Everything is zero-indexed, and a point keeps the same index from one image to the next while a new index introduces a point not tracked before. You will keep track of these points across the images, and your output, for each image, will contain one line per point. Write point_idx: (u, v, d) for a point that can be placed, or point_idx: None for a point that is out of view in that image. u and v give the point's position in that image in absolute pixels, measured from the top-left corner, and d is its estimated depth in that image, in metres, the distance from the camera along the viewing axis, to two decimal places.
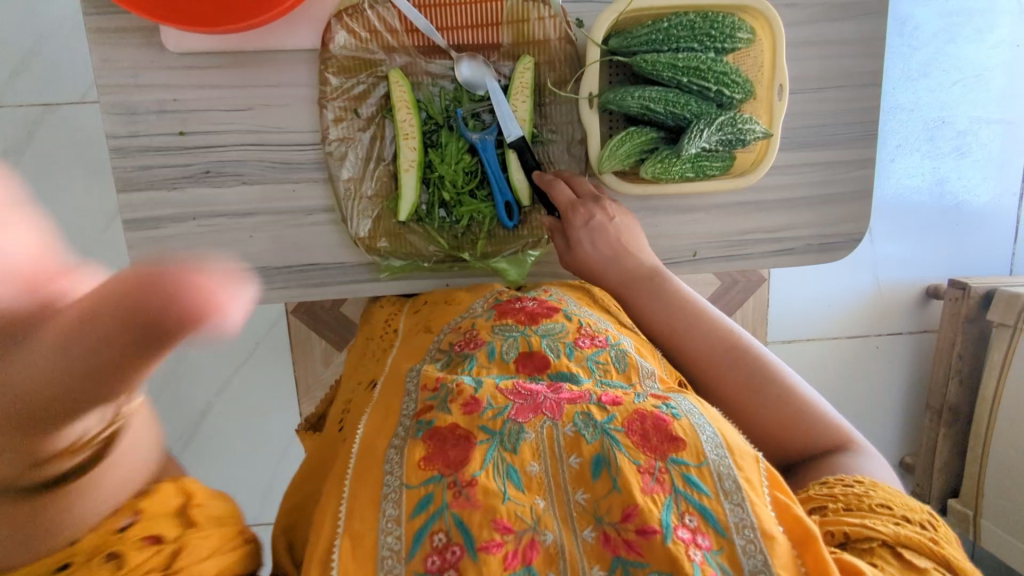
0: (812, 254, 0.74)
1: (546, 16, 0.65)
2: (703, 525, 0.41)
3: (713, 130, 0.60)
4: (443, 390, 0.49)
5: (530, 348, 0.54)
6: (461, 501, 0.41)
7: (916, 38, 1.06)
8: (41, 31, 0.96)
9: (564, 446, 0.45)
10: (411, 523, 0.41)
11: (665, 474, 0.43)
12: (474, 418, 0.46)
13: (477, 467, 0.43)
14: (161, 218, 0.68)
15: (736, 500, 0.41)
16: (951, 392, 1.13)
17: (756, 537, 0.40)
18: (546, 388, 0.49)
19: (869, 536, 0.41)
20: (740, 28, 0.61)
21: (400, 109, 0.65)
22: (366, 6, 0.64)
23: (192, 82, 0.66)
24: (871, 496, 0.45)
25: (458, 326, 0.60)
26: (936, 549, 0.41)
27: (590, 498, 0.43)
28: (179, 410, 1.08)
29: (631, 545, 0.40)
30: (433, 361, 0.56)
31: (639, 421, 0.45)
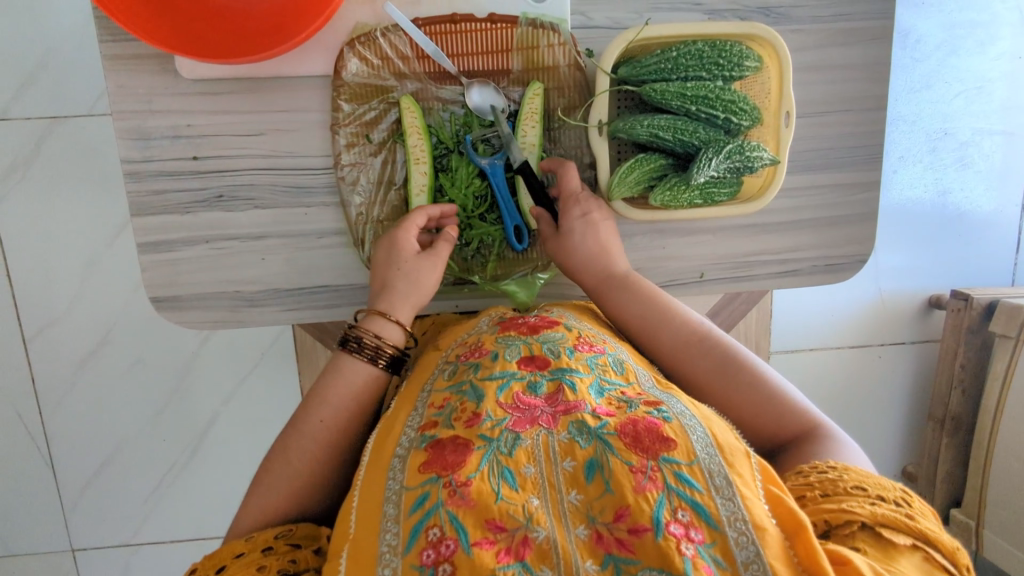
0: (817, 274, 0.75)
1: (556, 43, 0.65)
2: (696, 520, 0.40)
3: (721, 159, 0.61)
4: (448, 407, 0.50)
5: (530, 353, 0.55)
6: (454, 500, 0.42)
7: (919, 51, 1.07)
8: (49, 44, 0.96)
9: (559, 452, 0.45)
10: (408, 519, 0.43)
11: (658, 472, 0.42)
12: (474, 428, 0.47)
13: (473, 469, 0.44)
14: (175, 241, 0.69)
15: (728, 495, 0.41)
16: (954, 402, 1.14)
17: (748, 530, 0.40)
18: (543, 399, 0.50)
19: (848, 519, 0.42)
20: (747, 57, 0.62)
21: (410, 134, 0.66)
22: (378, 34, 0.64)
23: (205, 108, 0.67)
24: (846, 480, 0.45)
25: (463, 341, 0.60)
26: (911, 524, 0.42)
27: (583, 498, 0.42)
28: (186, 420, 1.09)
29: (623, 543, 0.40)
30: (439, 374, 0.57)
31: (632, 424, 0.45)
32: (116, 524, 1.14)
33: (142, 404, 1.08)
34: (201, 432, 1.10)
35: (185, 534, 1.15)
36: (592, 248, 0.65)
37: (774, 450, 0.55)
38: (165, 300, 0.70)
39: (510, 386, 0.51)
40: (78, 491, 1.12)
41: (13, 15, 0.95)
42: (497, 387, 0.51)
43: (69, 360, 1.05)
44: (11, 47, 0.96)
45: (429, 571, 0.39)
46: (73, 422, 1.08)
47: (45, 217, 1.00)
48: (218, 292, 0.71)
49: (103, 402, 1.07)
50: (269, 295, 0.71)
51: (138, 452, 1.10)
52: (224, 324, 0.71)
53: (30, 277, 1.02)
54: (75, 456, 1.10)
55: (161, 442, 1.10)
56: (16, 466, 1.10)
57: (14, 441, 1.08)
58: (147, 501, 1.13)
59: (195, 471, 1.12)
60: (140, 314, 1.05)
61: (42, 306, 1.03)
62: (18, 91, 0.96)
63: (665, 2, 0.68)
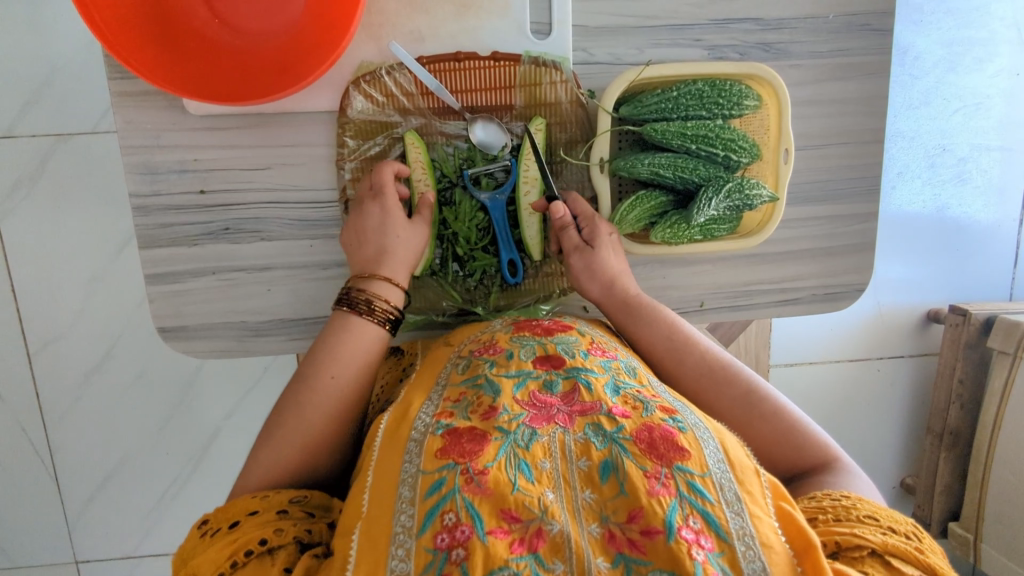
0: (816, 303, 0.76)
1: (558, 81, 0.67)
2: (706, 529, 0.41)
3: (721, 198, 0.62)
4: (463, 402, 0.52)
5: (545, 353, 0.56)
6: (471, 487, 0.43)
7: (917, 67, 1.08)
8: (52, 63, 0.96)
9: (575, 451, 0.46)
10: (424, 503, 0.43)
11: (671, 479, 0.43)
12: (491, 422, 0.48)
13: (490, 459, 0.45)
14: (181, 273, 0.70)
15: (738, 510, 0.42)
16: (952, 416, 1.15)
17: (756, 545, 0.41)
18: (559, 398, 0.51)
19: (859, 545, 0.43)
20: (746, 96, 0.63)
21: (414, 169, 0.67)
22: (383, 72, 0.66)
23: (211, 143, 0.68)
24: (859, 508, 0.46)
25: (477, 338, 0.62)
26: (921, 558, 0.43)
27: (596, 497, 0.44)
28: (189, 435, 1.11)
29: (635, 544, 0.41)
30: (453, 368, 0.58)
31: (647, 431, 0.46)
32: (119, 537, 1.15)
33: (146, 420, 1.09)
34: (205, 448, 1.11)
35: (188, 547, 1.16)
36: (610, 273, 0.64)
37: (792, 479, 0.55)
38: (172, 330, 0.71)
39: (526, 385, 0.53)
40: (81, 506, 1.13)
41: (16, 31, 0.94)
42: (513, 386, 0.52)
43: (75, 378, 1.06)
44: (14, 65, 0.96)
45: (442, 554, 0.40)
46: (77, 438, 1.09)
47: (49, 236, 1.01)
48: (224, 323, 0.71)
49: (108, 418, 1.09)
50: (275, 325, 0.72)
51: (142, 468, 1.11)
52: (230, 353, 0.72)
53: (33, 295, 1.03)
54: (79, 471, 1.11)
55: (165, 457, 1.11)
56: (20, 482, 1.11)
57: (18, 457, 1.09)
58: (150, 515, 1.14)
59: (198, 486, 1.13)
60: (145, 331, 1.06)
61: (47, 325, 1.04)
62: (25, 111, 0.97)
63: (666, 39, 0.68)
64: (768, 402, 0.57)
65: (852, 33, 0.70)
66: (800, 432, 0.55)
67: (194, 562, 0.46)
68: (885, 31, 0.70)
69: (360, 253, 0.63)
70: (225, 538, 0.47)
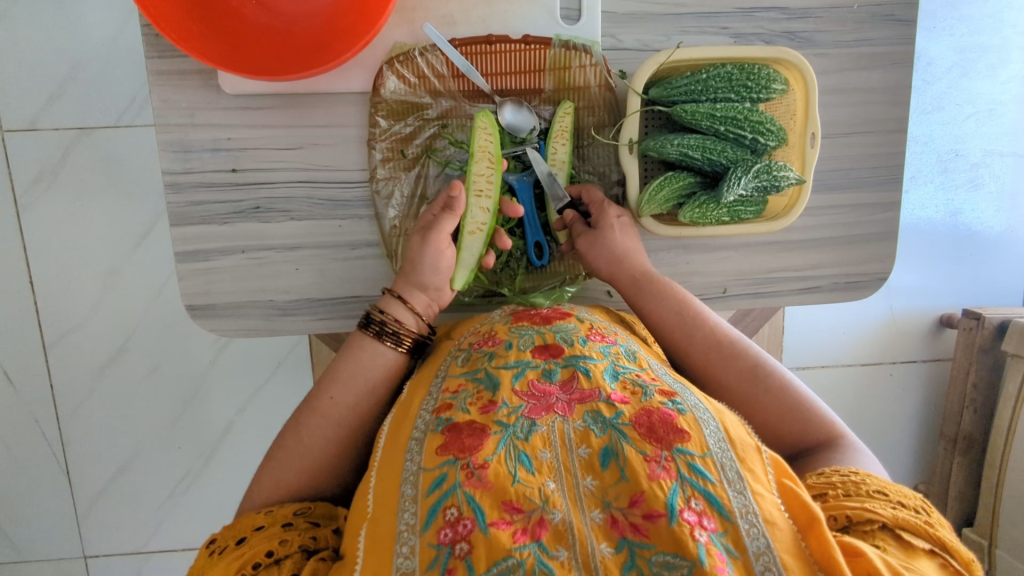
0: (838, 291, 0.76)
1: (587, 64, 0.68)
2: (708, 510, 0.41)
3: (750, 178, 0.63)
4: (462, 393, 0.52)
5: (544, 342, 0.56)
6: (472, 481, 0.43)
7: (930, 73, 1.08)
8: (78, 54, 0.97)
9: (575, 439, 0.46)
10: (426, 500, 0.44)
11: (672, 461, 0.43)
12: (490, 415, 0.48)
13: (490, 453, 0.45)
14: (211, 251, 0.71)
15: (740, 488, 0.42)
16: (965, 421, 1.15)
17: (760, 522, 0.41)
18: (558, 385, 0.50)
19: (870, 518, 0.43)
20: (775, 80, 0.64)
21: (482, 160, 0.66)
22: (416, 53, 0.67)
23: (245, 122, 0.69)
24: (869, 483, 0.47)
25: (477, 330, 0.62)
26: (932, 531, 0.43)
27: (598, 484, 0.43)
28: (203, 426, 1.11)
29: (637, 528, 0.41)
30: (453, 360, 0.58)
31: (647, 415, 0.46)
32: (129, 529, 1.15)
33: (160, 410, 1.09)
34: (218, 440, 1.11)
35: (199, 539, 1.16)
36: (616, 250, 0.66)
37: (795, 455, 0.56)
38: (200, 308, 0.72)
39: (525, 374, 0.52)
40: (92, 498, 1.12)
41: (45, 23, 0.96)
42: (512, 376, 0.52)
43: (91, 367, 1.07)
44: (40, 58, 0.97)
45: (447, 550, 0.41)
46: (91, 428, 1.09)
47: (68, 226, 1.02)
48: (251, 301, 0.72)
49: (123, 408, 1.09)
50: (302, 304, 0.73)
51: (155, 459, 1.11)
52: (257, 332, 0.73)
53: (51, 284, 1.03)
54: (92, 461, 1.11)
55: (178, 449, 1.11)
56: (33, 472, 1.10)
57: (31, 446, 1.09)
58: (161, 507, 1.14)
59: (210, 479, 1.13)
60: (163, 321, 1.06)
61: (65, 314, 1.04)
62: (50, 101, 0.98)
63: (693, 26, 0.70)
64: (770, 373, 0.58)
65: (875, 23, 0.71)
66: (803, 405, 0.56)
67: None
68: (908, 22, 0.71)
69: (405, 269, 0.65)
70: (232, 553, 0.48)
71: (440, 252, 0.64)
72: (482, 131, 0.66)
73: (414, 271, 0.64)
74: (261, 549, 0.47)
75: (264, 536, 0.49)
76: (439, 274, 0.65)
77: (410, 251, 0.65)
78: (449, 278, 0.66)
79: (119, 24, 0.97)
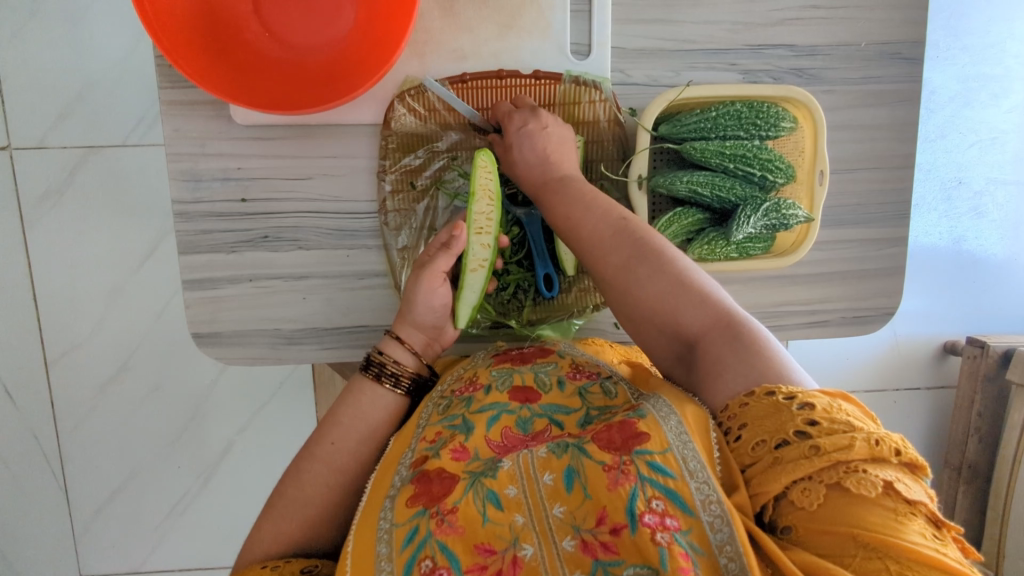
0: (846, 325, 0.76)
1: (597, 100, 0.68)
2: (670, 508, 0.39)
3: (759, 216, 0.63)
4: (438, 440, 0.52)
5: (521, 383, 0.57)
6: (442, 529, 0.44)
7: (933, 102, 1.09)
8: (86, 75, 0.98)
9: (539, 466, 0.46)
10: (401, 556, 0.44)
11: (630, 465, 0.41)
12: (461, 464, 0.49)
13: (458, 496, 0.46)
14: (218, 279, 0.71)
15: (703, 478, 0.40)
16: (970, 450, 1.14)
17: (724, 512, 0.39)
18: (530, 436, 0.52)
19: (766, 491, 0.40)
20: (783, 118, 0.65)
21: (482, 201, 0.65)
22: (427, 87, 0.67)
23: (255, 152, 0.69)
24: (746, 438, 0.42)
25: (459, 376, 0.61)
26: (815, 456, 0.38)
27: (564, 508, 0.43)
28: (203, 447, 1.10)
29: (607, 546, 0.40)
30: (433, 408, 0.58)
31: (605, 427, 0.45)
32: (127, 551, 1.14)
33: (160, 431, 1.08)
34: (217, 462, 1.11)
35: (197, 561, 1.15)
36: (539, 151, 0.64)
37: (688, 350, 0.52)
38: (206, 336, 0.72)
39: (500, 419, 0.53)
40: (90, 518, 1.12)
41: (55, 44, 0.97)
42: (487, 421, 0.53)
43: (92, 387, 1.06)
44: (49, 78, 0.97)
45: None
46: (90, 448, 1.08)
47: (74, 245, 1.02)
48: (258, 330, 0.72)
49: (123, 429, 1.08)
50: (308, 334, 0.73)
51: (154, 479, 1.11)
52: (263, 360, 0.73)
53: (56, 302, 1.03)
54: (91, 481, 1.10)
55: (178, 470, 1.10)
56: (31, 492, 1.10)
57: (30, 465, 1.09)
58: (160, 528, 1.13)
59: (210, 500, 1.13)
60: (166, 341, 1.06)
61: (68, 333, 1.04)
62: (57, 121, 0.98)
63: (702, 63, 0.70)
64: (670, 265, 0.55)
65: (883, 61, 0.72)
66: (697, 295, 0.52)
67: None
68: (915, 60, 0.72)
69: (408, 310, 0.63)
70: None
71: (437, 293, 0.63)
72: (482, 170, 0.64)
73: (413, 314, 0.63)
74: None
75: None
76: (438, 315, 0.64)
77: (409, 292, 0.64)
78: (447, 316, 0.66)
79: (126, 45, 0.98)
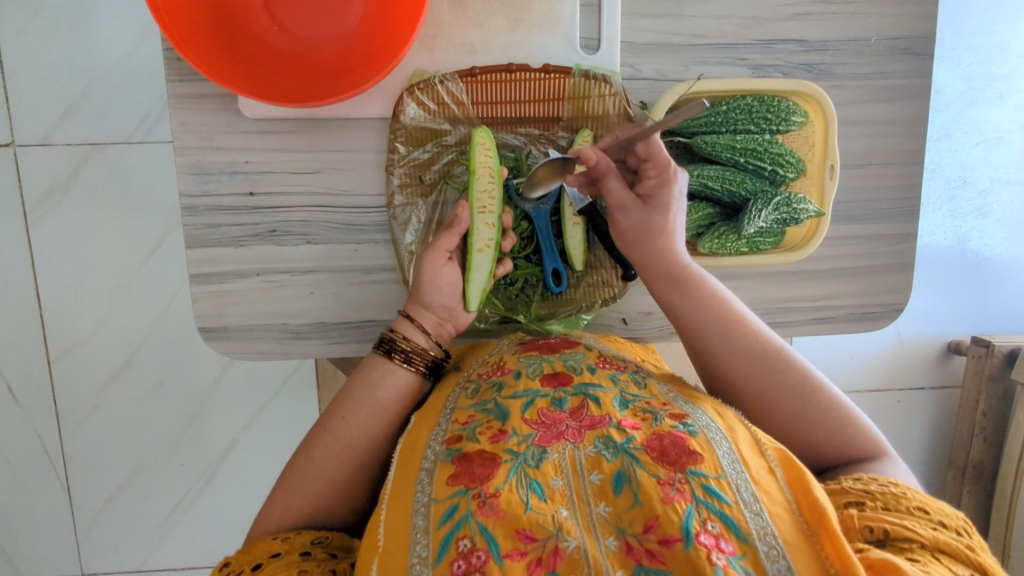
0: (854, 322, 0.76)
1: (607, 93, 0.68)
2: (725, 532, 0.42)
3: (770, 211, 0.63)
4: (473, 423, 0.52)
5: (553, 370, 0.57)
6: (483, 510, 0.44)
7: (939, 101, 1.09)
8: (89, 72, 0.98)
9: (586, 465, 0.47)
10: (438, 531, 0.44)
11: (685, 484, 0.44)
12: (499, 443, 0.49)
13: (501, 481, 0.46)
14: (226, 274, 0.70)
15: (756, 509, 0.43)
16: (975, 449, 1.13)
17: (779, 544, 0.41)
18: (567, 414, 0.51)
19: (909, 536, 0.43)
20: (794, 112, 0.64)
21: (482, 177, 0.65)
22: (436, 81, 0.67)
23: (263, 146, 0.69)
24: (910, 499, 0.46)
25: (486, 360, 0.62)
26: (971, 556, 0.42)
27: (611, 510, 0.44)
28: (205, 445, 1.10)
29: (653, 554, 0.41)
30: (462, 391, 0.58)
31: (658, 439, 0.47)
32: (131, 548, 1.13)
33: (163, 428, 1.08)
34: (221, 459, 1.10)
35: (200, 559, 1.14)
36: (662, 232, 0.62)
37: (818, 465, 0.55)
38: (213, 330, 0.71)
39: (535, 403, 0.53)
40: (93, 515, 1.11)
41: (60, 41, 0.96)
42: (522, 404, 0.52)
43: (95, 384, 1.06)
44: (52, 74, 0.97)
45: None
46: (94, 444, 1.08)
47: (81, 242, 1.02)
48: (265, 324, 0.72)
49: (129, 426, 1.08)
50: (316, 328, 0.72)
51: (158, 476, 1.10)
52: (270, 355, 0.72)
53: (62, 298, 1.03)
54: (96, 478, 1.10)
55: (181, 466, 1.10)
56: (35, 488, 1.09)
57: (35, 462, 1.08)
58: (163, 526, 1.13)
59: (214, 498, 1.12)
60: (169, 337, 1.05)
61: (72, 330, 1.04)
62: (63, 117, 0.98)
63: (712, 57, 0.70)
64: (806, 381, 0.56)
65: (893, 56, 0.71)
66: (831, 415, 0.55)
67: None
68: (925, 55, 0.72)
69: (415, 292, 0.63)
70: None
71: (440, 269, 0.63)
72: (482, 148, 0.65)
73: (419, 292, 0.63)
74: None
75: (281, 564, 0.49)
76: (443, 295, 0.63)
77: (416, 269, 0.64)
78: (456, 296, 0.64)
79: (131, 42, 0.97)
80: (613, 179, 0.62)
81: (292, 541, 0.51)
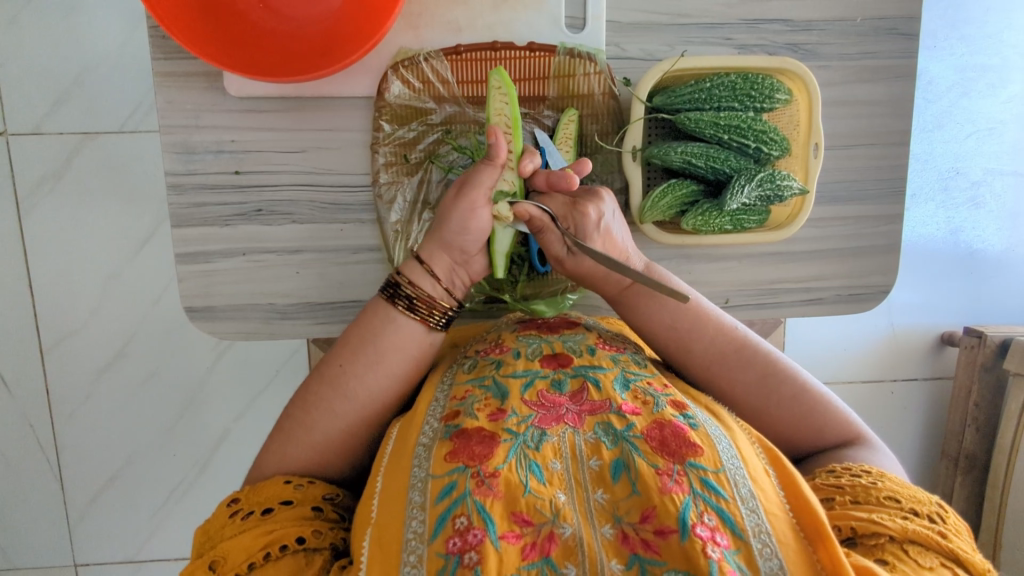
0: (840, 303, 0.76)
1: (591, 72, 0.68)
2: (721, 526, 0.42)
3: (753, 186, 0.64)
4: (469, 399, 0.52)
5: (552, 351, 0.57)
6: (482, 490, 0.44)
7: (931, 91, 1.04)
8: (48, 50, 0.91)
9: (585, 451, 0.47)
10: (435, 508, 0.44)
11: (683, 476, 0.44)
12: (499, 422, 0.49)
13: (500, 461, 0.46)
14: (212, 253, 0.70)
15: (752, 507, 0.43)
16: (968, 440, 1.08)
17: (772, 542, 0.41)
18: (567, 396, 0.51)
19: (876, 532, 0.44)
20: (778, 89, 0.65)
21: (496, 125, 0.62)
22: (421, 58, 0.67)
23: (249, 125, 0.69)
24: (881, 489, 0.47)
25: (484, 338, 0.63)
26: (942, 543, 0.43)
27: (609, 497, 0.44)
28: (199, 434, 1.02)
29: (649, 544, 0.41)
30: (458, 367, 0.58)
31: (658, 428, 0.48)
32: (111, 549, 1.06)
33: (153, 420, 1.01)
34: (214, 449, 1.03)
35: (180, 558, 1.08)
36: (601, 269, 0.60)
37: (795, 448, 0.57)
38: (199, 310, 0.71)
39: (534, 383, 0.53)
40: (76, 517, 1.04)
41: (41, 9, 0.89)
42: (521, 384, 0.53)
43: (85, 376, 0.99)
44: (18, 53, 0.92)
45: (455, 559, 0.41)
46: (83, 437, 1.01)
47: (62, 230, 0.95)
48: (251, 304, 0.72)
49: (112, 418, 1.01)
50: (302, 308, 0.73)
51: (146, 471, 1.03)
52: (256, 335, 0.73)
53: (41, 285, 0.96)
54: (79, 474, 1.02)
55: (171, 457, 1.03)
56: (20, 482, 1.02)
57: (18, 458, 1.02)
58: (148, 525, 1.06)
59: (198, 497, 1.05)
60: (159, 329, 0.99)
61: (57, 319, 0.97)
62: (44, 99, 0.91)
63: (698, 37, 0.70)
64: (772, 367, 0.58)
65: (878, 37, 0.72)
66: (802, 396, 0.57)
67: (223, 544, 0.47)
68: (910, 36, 0.72)
69: (441, 230, 0.60)
70: (259, 525, 0.48)
71: (467, 210, 0.59)
72: (496, 93, 0.62)
73: (438, 230, 0.60)
74: (294, 533, 0.47)
75: (296, 516, 0.49)
76: (465, 235, 0.59)
77: (442, 208, 0.61)
78: (481, 245, 0.61)
79: (108, 15, 0.90)
80: (546, 233, 0.60)
81: (302, 495, 0.51)
